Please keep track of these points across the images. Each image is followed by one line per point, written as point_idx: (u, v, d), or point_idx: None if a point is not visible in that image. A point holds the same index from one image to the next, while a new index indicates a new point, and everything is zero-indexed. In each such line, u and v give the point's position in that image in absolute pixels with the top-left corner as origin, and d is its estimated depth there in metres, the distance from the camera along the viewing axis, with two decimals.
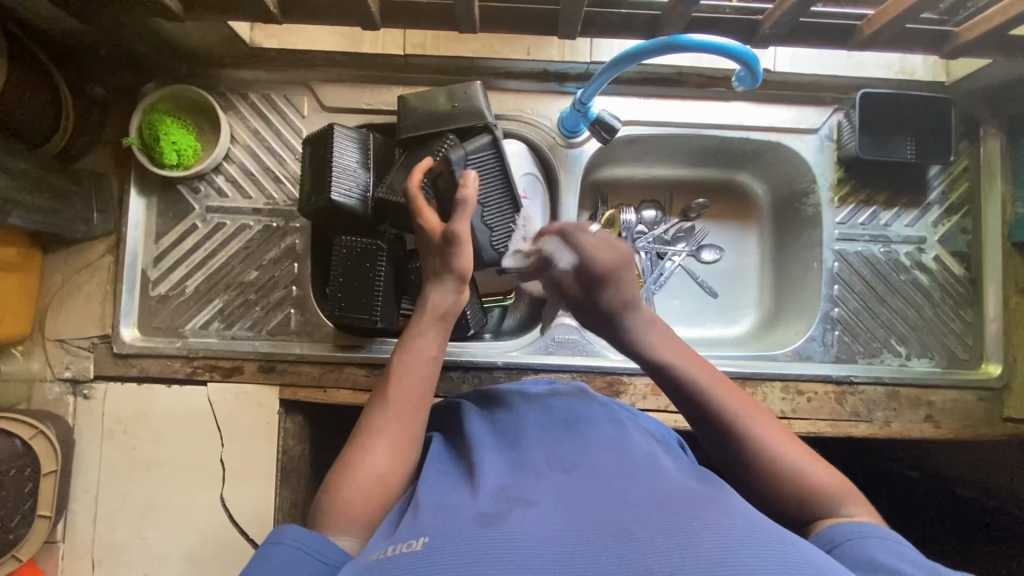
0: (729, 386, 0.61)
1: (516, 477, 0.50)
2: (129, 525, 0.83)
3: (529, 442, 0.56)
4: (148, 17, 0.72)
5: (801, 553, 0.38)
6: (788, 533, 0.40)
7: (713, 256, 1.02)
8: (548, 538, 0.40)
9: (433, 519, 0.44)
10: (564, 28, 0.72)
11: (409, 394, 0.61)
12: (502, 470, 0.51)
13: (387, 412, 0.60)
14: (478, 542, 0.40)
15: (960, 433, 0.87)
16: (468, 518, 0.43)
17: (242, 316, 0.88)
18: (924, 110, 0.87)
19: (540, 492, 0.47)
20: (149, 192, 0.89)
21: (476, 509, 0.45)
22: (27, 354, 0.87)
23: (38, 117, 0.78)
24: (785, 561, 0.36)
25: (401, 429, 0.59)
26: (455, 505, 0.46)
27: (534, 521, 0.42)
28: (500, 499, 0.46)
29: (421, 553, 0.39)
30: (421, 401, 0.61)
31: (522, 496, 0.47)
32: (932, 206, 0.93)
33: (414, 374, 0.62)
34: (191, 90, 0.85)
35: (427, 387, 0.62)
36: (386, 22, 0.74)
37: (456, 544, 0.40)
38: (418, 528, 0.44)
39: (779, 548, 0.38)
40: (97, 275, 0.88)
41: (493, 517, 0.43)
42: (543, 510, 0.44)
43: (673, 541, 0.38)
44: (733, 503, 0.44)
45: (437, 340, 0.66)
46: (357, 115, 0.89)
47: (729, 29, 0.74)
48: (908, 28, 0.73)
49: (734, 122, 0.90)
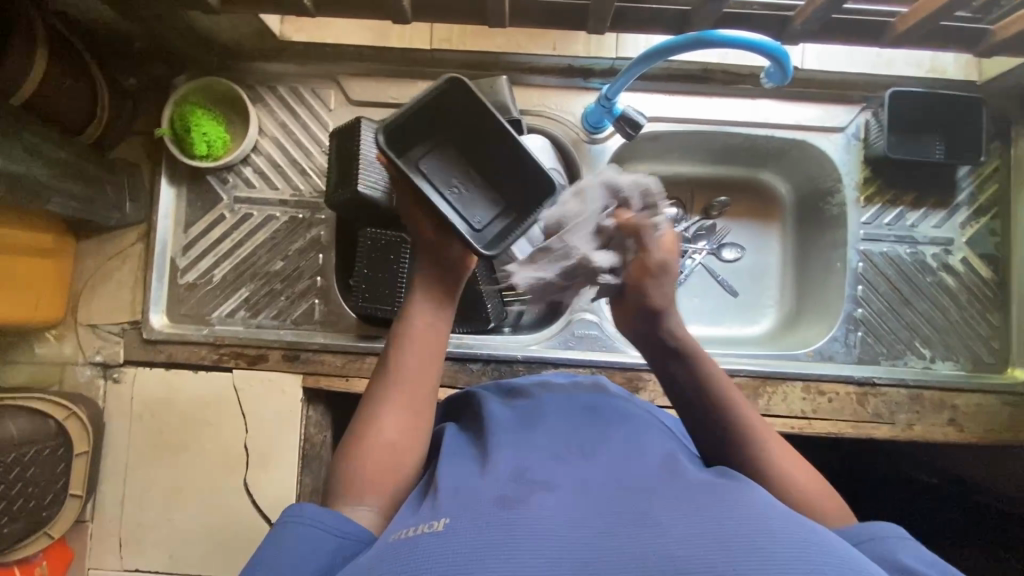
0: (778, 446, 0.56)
1: (534, 460, 0.51)
2: (156, 506, 0.86)
3: (546, 428, 0.56)
4: (182, 9, 0.74)
5: (823, 541, 0.38)
6: (808, 520, 0.40)
7: (734, 254, 1.02)
8: (568, 521, 0.41)
9: (453, 502, 0.45)
10: (594, 22, 0.72)
11: (419, 365, 0.61)
12: (518, 452, 0.52)
13: (395, 381, 0.60)
14: (495, 524, 0.40)
15: (984, 438, 0.86)
16: (488, 501, 0.44)
17: (267, 305, 0.90)
18: (953, 110, 0.86)
19: (559, 476, 0.47)
20: (179, 182, 0.91)
21: (495, 493, 0.45)
22: (60, 338, 0.89)
23: (76, 107, 0.80)
24: (807, 546, 0.36)
25: (412, 398, 0.59)
26: (475, 487, 0.47)
27: (554, 505, 0.43)
28: (519, 482, 0.47)
29: (440, 536, 0.40)
30: (429, 369, 0.61)
31: (541, 478, 0.47)
32: (960, 207, 0.92)
33: (422, 346, 0.62)
34: (222, 82, 0.87)
35: (432, 357, 0.62)
36: (415, 16, 0.74)
37: (476, 530, 0.40)
38: (437, 510, 0.45)
39: (802, 534, 0.37)
40: (128, 262, 0.90)
41: (513, 501, 0.43)
42: (563, 493, 0.45)
43: (693, 527, 0.39)
44: (753, 491, 0.44)
45: (442, 309, 0.65)
46: (383, 108, 0.90)
47: (759, 25, 0.73)
48: (942, 26, 0.72)
49: (759, 120, 0.89)
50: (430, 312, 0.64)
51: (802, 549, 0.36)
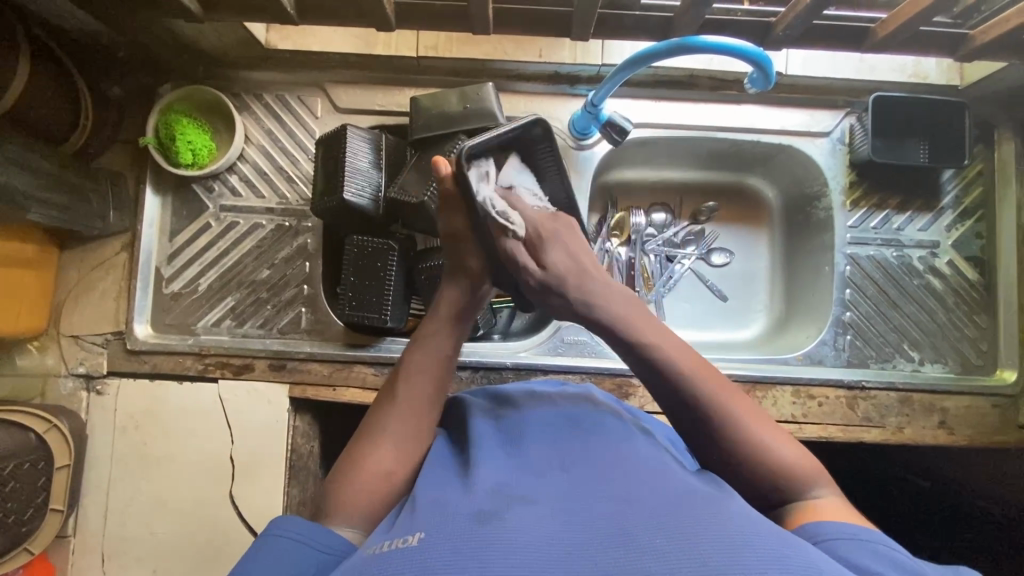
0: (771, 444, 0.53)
1: (515, 475, 0.50)
2: (139, 520, 0.84)
3: (528, 442, 0.56)
4: (166, 17, 0.73)
5: (804, 558, 0.37)
6: (789, 535, 0.40)
7: (723, 259, 1.02)
8: (546, 537, 0.40)
9: (431, 517, 0.44)
10: (578, 29, 0.73)
11: (419, 394, 0.60)
12: (499, 468, 0.51)
13: (395, 407, 0.59)
14: (471, 541, 0.40)
15: (974, 440, 0.86)
16: (465, 516, 0.43)
17: (254, 314, 0.89)
18: (936, 114, 0.86)
19: (540, 491, 0.47)
20: (164, 191, 0.91)
21: (473, 506, 0.45)
22: (43, 349, 0.88)
23: (59, 116, 0.79)
24: (788, 564, 0.36)
25: (412, 425, 0.59)
26: (453, 501, 0.46)
27: (533, 520, 0.42)
28: (497, 496, 0.46)
29: (415, 553, 0.39)
30: (431, 397, 0.61)
31: (520, 494, 0.47)
32: (945, 210, 0.92)
33: (427, 373, 0.62)
34: (208, 91, 0.86)
35: (437, 388, 0.62)
36: (400, 24, 0.74)
37: (452, 544, 0.40)
38: (413, 524, 0.44)
39: (781, 550, 0.37)
40: (112, 272, 0.90)
41: (491, 515, 0.43)
42: (542, 508, 0.44)
43: (673, 544, 0.38)
44: (734, 505, 0.43)
45: (453, 339, 0.65)
46: (369, 116, 0.90)
47: (741, 31, 0.74)
48: (922, 31, 0.73)
49: (745, 126, 0.90)
50: (441, 339, 0.64)
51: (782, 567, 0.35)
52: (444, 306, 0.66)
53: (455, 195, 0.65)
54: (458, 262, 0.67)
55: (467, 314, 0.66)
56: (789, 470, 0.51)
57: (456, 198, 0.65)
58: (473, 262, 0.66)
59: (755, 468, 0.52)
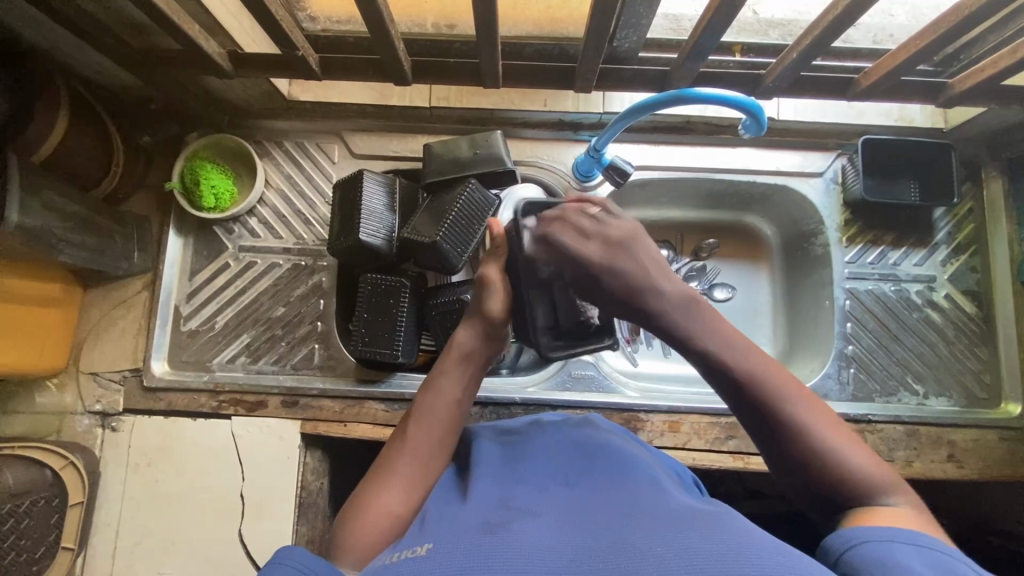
0: (843, 445, 0.52)
1: (518, 492, 0.51)
2: (147, 560, 0.84)
3: (534, 460, 0.57)
4: (199, 74, 0.79)
5: (800, 563, 0.38)
6: (782, 544, 0.41)
7: (725, 294, 1.04)
8: (549, 546, 0.41)
9: (439, 529, 0.46)
10: (581, 82, 0.78)
11: (432, 434, 0.62)
12: (504, 487, 0.53)
13: (403, 448, 0.60)
14: (477, 548, 0.41)
15: (984, 474, 0.86)
16: (472, 527, 0.45)
17: (268, 350, 0.91)
18: (923, 155, 0.91)
19: (543, 507, 0.48)
20: (186, 232, 0.95)
21: (478, 519, 0.46)
22: (61, 387, 0.90)
23: (92, 163, 0.84)
24: (783, 568, 0.36)
25: (420, 464, 0.59)
26: (460, 514, 0.48)
27: (535, 531, 0.43)
28: (503, 511, 0.48)
29: (421, 559, 0.41)
30: (442, 441, 0.62)
31: (524, 508, 0.48)
32: (939, 245, 0.95)
33: (437, 416, 0.63)
34: (231, 139, 0.91)
35: (447, 430, 0.63)
36: (416, 78, 0.80)
37: (459, 552, 0.41)
38: (421, 537, 0.46)
39: (777, 555, 0.38)
40: (133, 310, 0.93)
41: (496, 527, 0.44)
42: (545, 521, 0.45)
43: (670, 550, 0.39)
44: (732, 518, 0.44)
45: (464, 380, 0.66)
46: (384, 161, 0.95)
47: (733, 82, 0.79)
48: (903, 81, 0.78)
49: (742, 167, 0.94)
50: (453, 384, 0.65)
51: (775, 570, 0.36)
52: (457, 355, 0.67)
53: (503, 249, 0.74)
54: (481, 306, 0.69)
55: (476, 359, 0.68)
56: (859, 473, 0.50)
57: (503, 255, 0.73)
58: (493, 308, 0.69)
59: (822, 466, 0.51)
